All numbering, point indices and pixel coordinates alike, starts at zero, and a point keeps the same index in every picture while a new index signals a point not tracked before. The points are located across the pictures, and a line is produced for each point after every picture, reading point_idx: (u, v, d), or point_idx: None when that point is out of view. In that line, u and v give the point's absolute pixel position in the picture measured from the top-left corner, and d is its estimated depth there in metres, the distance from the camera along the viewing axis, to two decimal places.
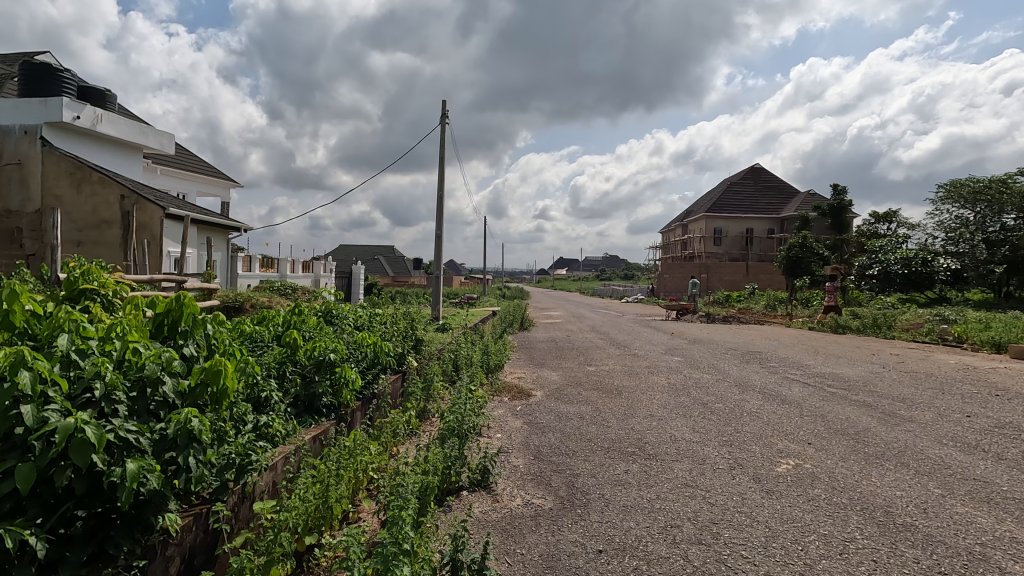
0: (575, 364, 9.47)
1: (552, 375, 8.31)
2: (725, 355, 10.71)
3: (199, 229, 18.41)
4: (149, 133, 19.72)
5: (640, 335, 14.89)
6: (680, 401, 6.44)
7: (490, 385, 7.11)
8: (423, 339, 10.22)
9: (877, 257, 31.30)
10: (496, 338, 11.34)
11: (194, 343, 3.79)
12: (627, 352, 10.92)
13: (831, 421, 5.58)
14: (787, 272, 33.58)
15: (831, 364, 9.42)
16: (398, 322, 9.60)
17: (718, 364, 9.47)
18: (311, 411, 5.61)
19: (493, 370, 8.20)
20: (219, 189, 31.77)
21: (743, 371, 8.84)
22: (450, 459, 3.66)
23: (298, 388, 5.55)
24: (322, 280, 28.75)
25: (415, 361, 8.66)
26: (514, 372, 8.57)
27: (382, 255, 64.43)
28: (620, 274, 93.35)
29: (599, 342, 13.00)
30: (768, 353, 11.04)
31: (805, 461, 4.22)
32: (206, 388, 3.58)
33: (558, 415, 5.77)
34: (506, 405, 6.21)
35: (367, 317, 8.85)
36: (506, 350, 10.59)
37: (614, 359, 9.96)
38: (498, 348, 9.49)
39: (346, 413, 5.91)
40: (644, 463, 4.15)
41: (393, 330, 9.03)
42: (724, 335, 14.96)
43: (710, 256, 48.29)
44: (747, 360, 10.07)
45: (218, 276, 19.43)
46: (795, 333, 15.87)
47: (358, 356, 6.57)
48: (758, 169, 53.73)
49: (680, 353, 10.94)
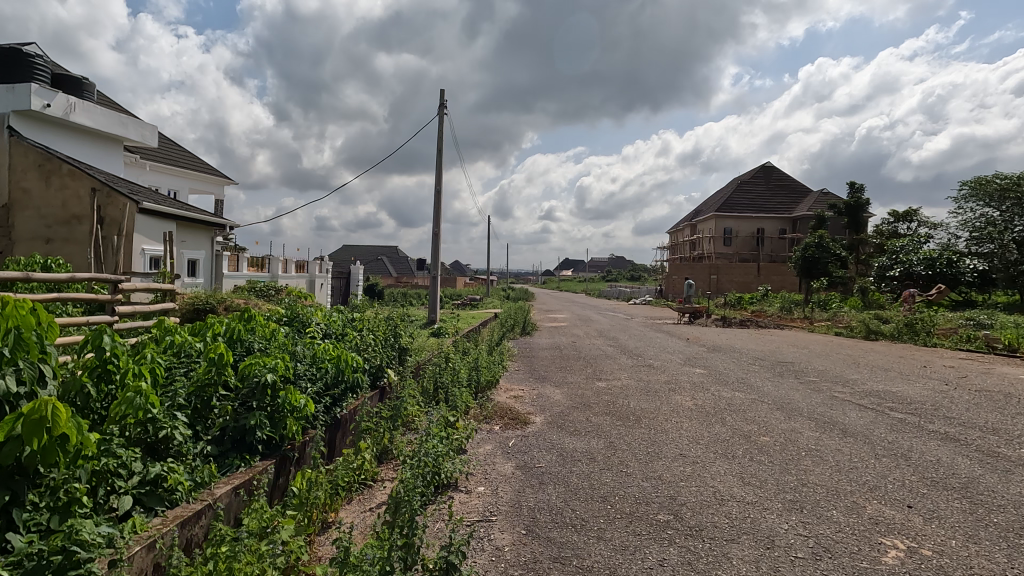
0: (582, 378, 8.15)
1: (555, 394, 6.99)
2: (754, 368, 9.35)
3: (179, 226, 17.25)
4: (130, 125, 18.69)
5: (653, 341, 13.56)
6: (716, 433, 5.10)
7: (478, 408, 5.85)
8: (411, 347, 9.01)
9: (898, 258, 29.62)
10: (495, 347, 10.05)
11: (11, 376, 2.50)
12: (642, 363, 9.60)
13: (923, 466, 4.24)
14: (803, 274, 31.90)
15: (882, 381, 8.06)
16: (378, 329, 8.37)
17: (748, 380, 8.11)
18: (242, 450, 4.34)
19: (487, 389, 6.96)
20: (213, 186, 30.74)
21: (781, 389, 7.48)
22: (388, 557, 2.35)
23: (226, 420, 4.27)
24: (318, 281, 27.56)
25: (396, 376, 7.47)
26: (513, 389, 7.29)
27: (386, 256, 63.44)
28: (626, 275, 91.88)
29: (609, 350, 11.68)
30: (803, 364, 9.67)
31: (922, 545, 2.90)
32: (20, 448, 2.37)
33: (561, 454, 4.46)
34: (495, 439, 4.90)
35: (340, 324, 7.65)
36: (505, 361, 9.30)
37: (627, 372, 8.63)
38: (493, 359, 8.23)
39: (292, 449, 4.67)
40: (685, 548, 2.85)
41: (371, 338, 7.82)
42: (745, 342, 13.60)
43: (720, 257, 46.86)
44: (781, 374, 8.73)
45: (200, 276, 18.29)
46: (823, 339, 14.45)
47: (313, 375, 5.32)
48: (770, 168, 52.11)
49: (701, 364, 9.62)
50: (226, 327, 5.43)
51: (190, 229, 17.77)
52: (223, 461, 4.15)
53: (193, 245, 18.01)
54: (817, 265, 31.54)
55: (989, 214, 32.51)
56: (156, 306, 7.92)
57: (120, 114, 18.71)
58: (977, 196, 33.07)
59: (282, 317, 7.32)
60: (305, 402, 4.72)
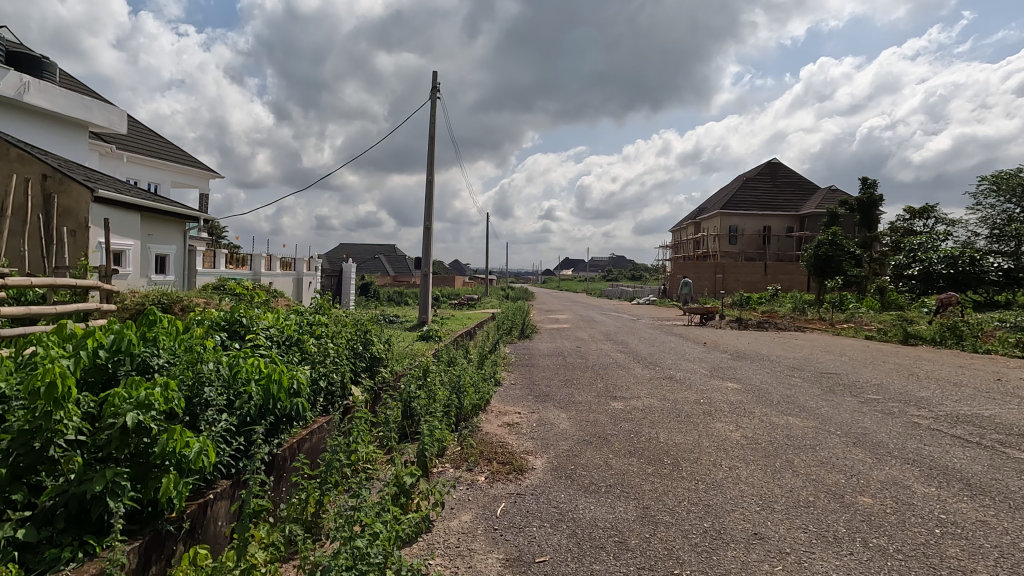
0: (593, 396, 6.59)
1: (560, 421, 5.44)
2: (796, 382, 7.81)
3: (145, 218, 15.70)
4: (94, 108, 17.29)
5: (667, 347, 12.06)
6: (795, 492, 3.56)
7: (458, 445, 4.43)
8: (387, 356, 7.52)
9: (916, 256, 27.96)
10: (489, 356, 8.50)
11: None
12: (662, 376, 8.06)
13: None
14: (815, 272, 30.40)
15: (963, 401, 6.50)
16: (344, 335, 6.85)
17: (799, 400, 6.53)
18: (86, 530, 2.85)
19: (476, 414, 5.48)
20: (196, 180, 29.12)
21: (844, 414, 5.91)
22: None
23: (63, 482, 2.79)
24: (306, 280, 26.00)
25: (363, 394, 6.07)
26: (509, 412, 5.78)
27: (382, 255, 61.76)
28: (627, 275, 90.26)
29: (621, 358, 10.13)
30: (854, 377, 8.15)
31: None
32: None
33: (575, 534, 2.96)
34: (476, 501, 3.41)
35: (295, 331, 6.24)
36: (499, 374, 7.74)
37: (647, 388, 7.08)
38: (484, 374, 6.70)
39: (180, 518, 3.22)
40: None
41: (333, 348, 6.35)
42: (771, 348, 12.12)
43: (726, 256, 45.33)
44: (831, 390, 7.19)
45: (169, 274, 16.81)
46: (855, 344, 12.94)
47: (219, 407, 3.85)
48: (776, 164, 50.53)
49: (732, 378, 8.10)
50: (115, 337, 3.96)
51: (158, 221, 16.27)
52: (44, 554, 2.65)
53: (162, 239, 16.49)
54: (830, 263, 30.10)
55: (1010, 211, 31.09)
56: (66, 308, 6.40)
57: (83, 97, 17.29)
58: (998, 192, 31.58)
59: (220, 320, 5.90)
60: (198, 450, 3.23)
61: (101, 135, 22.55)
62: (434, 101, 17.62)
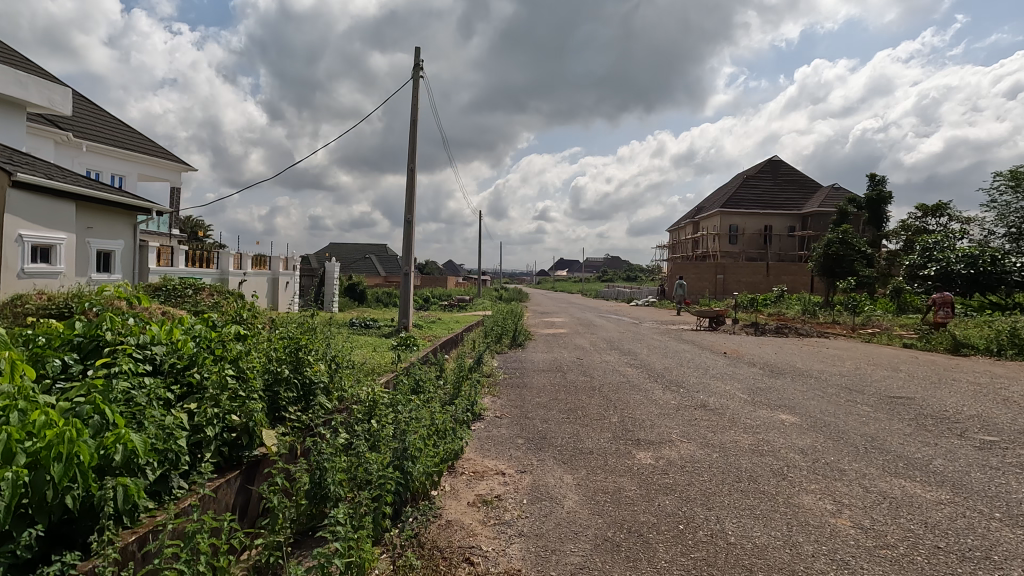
0: (608, 441, 4.72)
1: (566, 492, 3.59)
2: (869, 414, 5.98)
3: (83, 208, 13.71)
4: (29, 84, 15.28)
5: (683, 359, 10.31)
6: None
7: (390, 566, 2.61)
8: (332, 378, 5.61)
9: (931, 255, 24.46)
10: (467, 375, 6.60)
11: None
12: (693, 405, 6.21)
13: None
14: (824, 271, 28.90)
15: None
16: (262, 356, 4.92)
17: (894, 447, 4.69)
18: None
19: (436, 484, 3.53)
20: (168, 174, 27.07)
21: (979, 474, 4.06)
22: None
23: None
24: (282, 280, 23.96)
25: (282, 444, 4.21)
26: (490, 476, 3.88)
27: (373, 256, 59.84)
28: (624, 276, 88.74)
29: (633, 375, 8.32)
30: (938, 405, 6.35)
31: None
32: None
33: None
34: None
35: (187, 353, 4.38)
36: (480, 404, 5.89)
37: (681, 427, 5.24)
38: (457, 410, 4.84)
39: None
40: None
41: (239, 377, 4.43)
42: (804, 361, 10.33)
43: (727, 256, 43.61)
44: (925, 429, 5.35)
45: (114, 273, 14.83)
46: (899, 355, 11.13)
47: None
48: (777, 162, 48.98)
49: (784, 407, 6.26)
50: None
51: (100, 212, 14.28)
52: None
53: (106, 233, 14.54)
54: (841, 263, 28.48)
55: None
56: None
57: (17, 72, 15.28)
58: (1016, 188, 29.92)
59: (73, 345, 4.15)
60: None
61: (56, 121, 20.53)
62: (417, 81, 15.81)
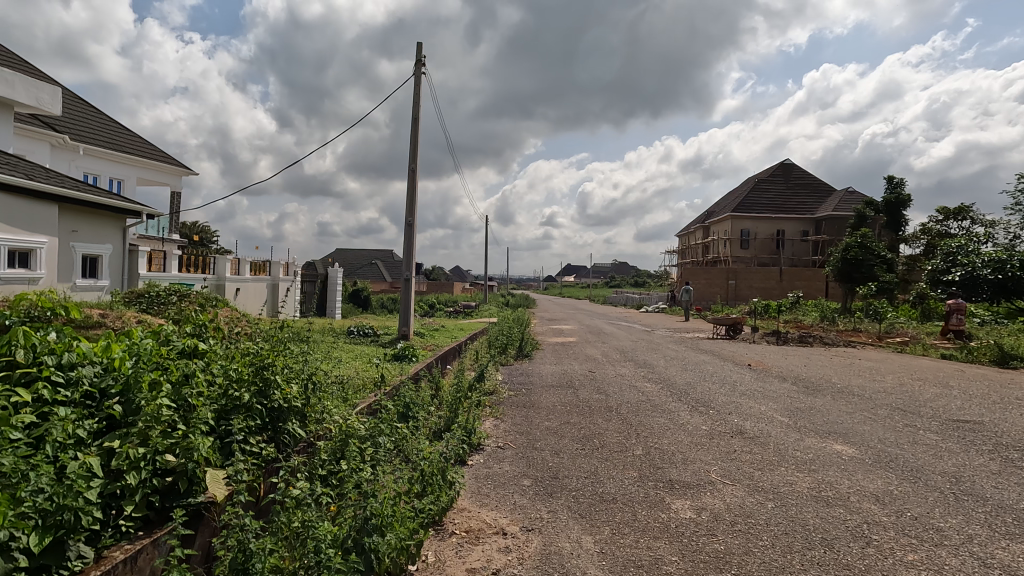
0: (632, 483, 3.85)
1: (586, 567, 2.72)
2: (938, 443, 5.06)
3: (67, 211, 13.03)
4: (17, 83, 14.68)
5: (704, 372, 9.39)
6: None
7: None
8: (305, 401, 4.73)
9: (955, 259, 23.38)
10: (466, 396, 5.75)
11: None
12: (728, 432, 5.31)
13: None
14: (842, 275, 27.73)
15: None
16: (217, 379, 4.03)
17: (988, 493, 3.77)
18: None
19: (414, 553, 2.68)
20: (168, 177, 26.54)
21: None
22: None
23: None
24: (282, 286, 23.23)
25: (234, 491, 3.20)
26: (486, 538, 3.04)
27: (380, 261, 59.23)
28: (633, 282, 87.73)
29: (652, 392, 7.44)
30: (1018, 432, 5.39)
31: None
32: None
33: None
34: None
35: (118, 378, 3.45)
36: (478, 430, 5.03)
37: (720, 462, 4.35)
38: (448, 444, 3.99)
39: None
40: None
41: (180, 407, 3.53)
42: (838, 375, 9.35)
43: (739, 262, 42.54)
44: (1014, 466, 4.42)
45: (100, 279, 14.14)
46: (941, 368, 10.13)
47: None
48: (789, 166, 47.93)
49: (834, 435, 5.34)
50: None
51: (86, 215, 13.59)
52: None
53: (93, 238, 13.86)
54: (860, 267, 27.32)
55: None
56: None
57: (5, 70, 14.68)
58: None
59: None
60: None
61: (51, 123, 20.00)
62: (418, 77, 15.08)
